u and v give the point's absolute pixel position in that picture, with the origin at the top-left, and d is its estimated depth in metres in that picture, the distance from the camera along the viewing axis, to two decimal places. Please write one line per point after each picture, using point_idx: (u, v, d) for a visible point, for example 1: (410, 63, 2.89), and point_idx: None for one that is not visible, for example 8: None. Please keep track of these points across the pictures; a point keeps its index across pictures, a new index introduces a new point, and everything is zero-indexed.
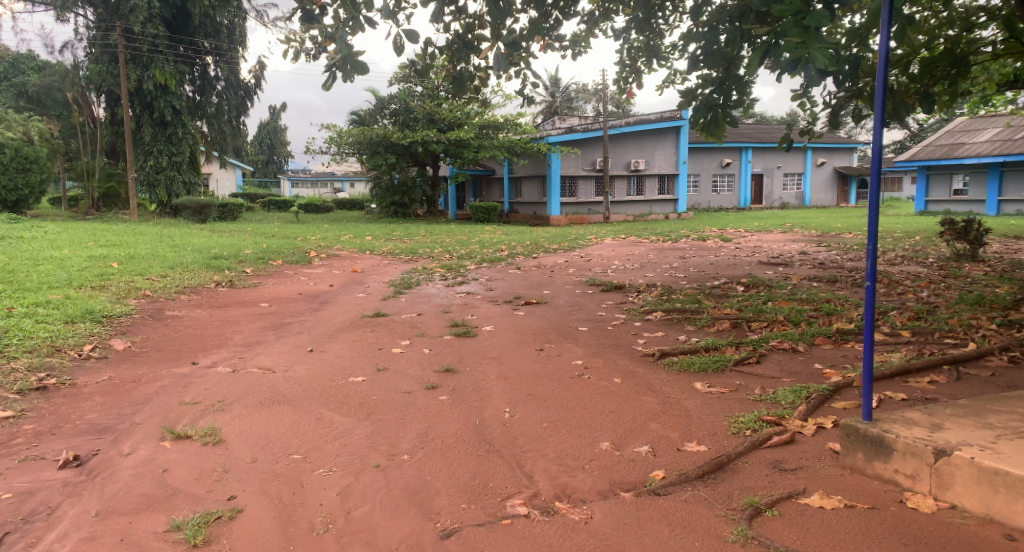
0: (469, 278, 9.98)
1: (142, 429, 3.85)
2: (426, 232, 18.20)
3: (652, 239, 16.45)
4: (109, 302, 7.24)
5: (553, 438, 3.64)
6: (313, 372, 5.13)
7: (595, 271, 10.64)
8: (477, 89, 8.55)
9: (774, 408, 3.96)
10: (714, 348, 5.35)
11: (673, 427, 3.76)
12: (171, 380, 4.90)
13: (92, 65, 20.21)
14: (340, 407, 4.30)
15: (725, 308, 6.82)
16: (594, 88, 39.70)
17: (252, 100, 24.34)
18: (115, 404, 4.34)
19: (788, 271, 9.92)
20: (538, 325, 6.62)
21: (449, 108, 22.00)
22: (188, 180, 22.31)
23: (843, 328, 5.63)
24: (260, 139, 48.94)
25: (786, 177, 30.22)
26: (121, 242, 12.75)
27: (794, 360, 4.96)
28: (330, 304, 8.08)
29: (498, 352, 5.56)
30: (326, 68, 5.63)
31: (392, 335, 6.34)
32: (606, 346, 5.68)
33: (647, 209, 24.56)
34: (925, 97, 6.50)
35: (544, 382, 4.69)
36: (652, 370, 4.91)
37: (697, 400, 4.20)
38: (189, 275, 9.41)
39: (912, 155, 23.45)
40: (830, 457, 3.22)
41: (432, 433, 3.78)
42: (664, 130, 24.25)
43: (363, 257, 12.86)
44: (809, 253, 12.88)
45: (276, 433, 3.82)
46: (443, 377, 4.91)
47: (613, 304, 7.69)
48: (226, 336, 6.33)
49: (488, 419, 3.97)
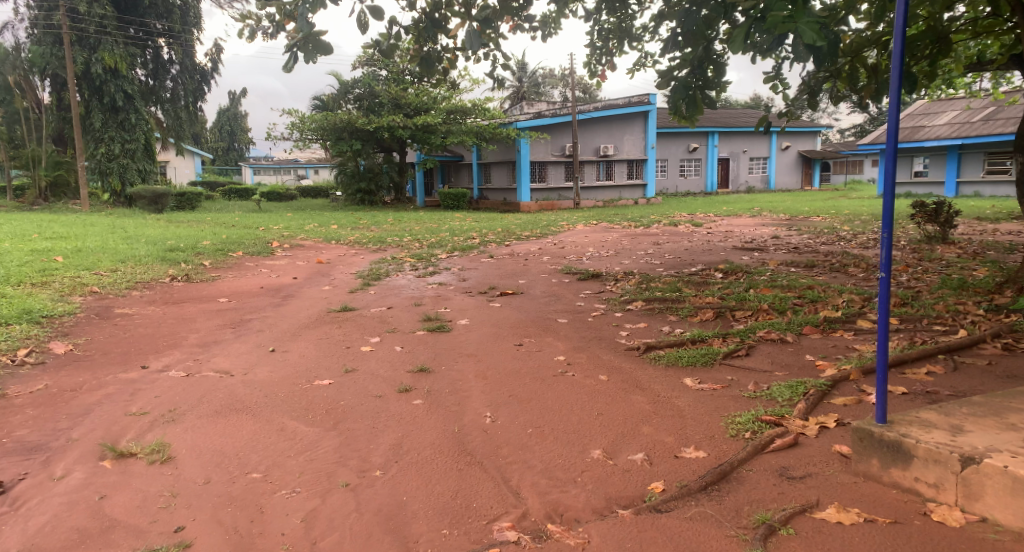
0: (439, 268, 9.63)
1: (80, 447, 3.47)
2: (393, 220, 17.77)
3: (623, 225, 16.22)
4: (51, 301, 6.76)
5: (539, 447, 3.34)
6: (275, 375, 4.77)
7: (569, 259, 10.38)
8: (445, 72, 8.19)
9: (771, 406, 3.71)
10: (700, 340, 5.10)
11: (668, 429, 3.50)
12: (117, 388, 4.50)
13: (34, 48, 19.35)
14: (304, 414, 3.95)
15: (707, 297, 6.57)
16: (562, 72, 39.39)
17: (208, 85, 23.48)
18: (50, 418, 3.94)
19: (765, 256, 9.75)
20: (515, 317, 6.31)
21: (415, 92, 21.46)
22: (142, 168, 21.51)
23: (830, 317, 5.42)
24: (219, 126, 47.63)
25: (752, 161, 30.32)
26: (70, 234, 12.11)
27: (784, 351, 4.73)
28: (294, 299, 7.66)
29: (475, 348, 5.25)
30: (287, 48, 5.22)
31: (361, 331, 5.97)
32: (587, 340, 5.41)
33: (617, 194, 24.39)
34: (908, 75, 6.29)
35: (525, 381, 4.40)
36: (638, 366, 4.65)
37: (689, 399, 3.94)
38: (141, 269, 8.90)
39: (875, 139, 23.59)
40: (839, 461, 2.97)
41: (406, 443, 3.46)
42: (633, 114, 24.14)
43: (329, 246, 12.41)
44: (782, 237, 12.80)
45: (232, 447, 3.47)
46: (416, 377, 4.59)
47: (591, 293, 7.42)
48: (180, 336, 5.90)
49: (467, 425, 3.67)
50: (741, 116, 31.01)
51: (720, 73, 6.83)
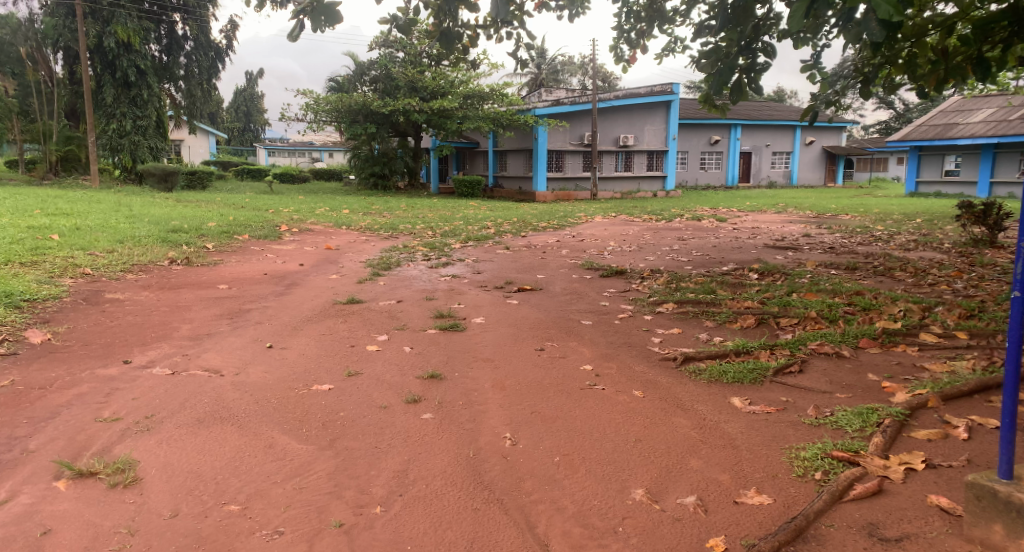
0: (453, 259, 9.11)
1: (33, 463, 3.04)
2: (406, 206, 17.28)
3: (644, 218, 15.62)
4: (36, 282, 6.30)
5: (570, 482, 2.85)
6: (269, 376, 4.27)
7: (590, 253, 9.84)
8: (465, 51, 7.62)
9: (841, 437, 3.13)
10: (744, 352, 4.53)
11: (721, 465, 2.96)
12: (91, 386, 4.03)
13: (47, 19, 19.01)
14: (296, 428, 3.45)
15: (745, 301, 5.98)
16: (582, 60, 38.66)
17: (222, 62, 22.93)
18: (7, 424, 3.49)
19: (800, 256, 9.14)
20: (535, 317, 5.79)
21: (433, 75, 20.81)
22: (154, 146, 21.10)
23: (890, 329, 4.76)
24: (236, 106, 47.35)
25: (775, 156, 29.53)
26: (72, 211, 11.66)
27: (843, 369, 4.13)
28: (298, 288, 7.16)
29: (492, 352, 4.73)
30: (294, 15, 4.66)
31: (367, 328, 5.45)
32: (616, 347, 4.87)
33: (635, 185, 23.75)
34: (980, 62, 5.68)
35: (549, 395, 3.87)
36: (675, 381, 4.10)
37: (741, 426, 3.39)
38: (139, 251, 8.43)
39: (904, 135, 22.71)
40: (942, 519, 2.40)
41: (413, 469, 2.98)
42: (654, 104, 23.39)
43: (339, 232, 11.92)
44: (813, 235, 12.14)
45: (210, 468, 3.01)
46: (426, 386, 4.07)
47: (615, 292, 6.88)
48: (171, 326, 5.41)
49: (484, 449, 3.17)
50: (765, 109, 30.19)
51: (769, 56, 6.24)
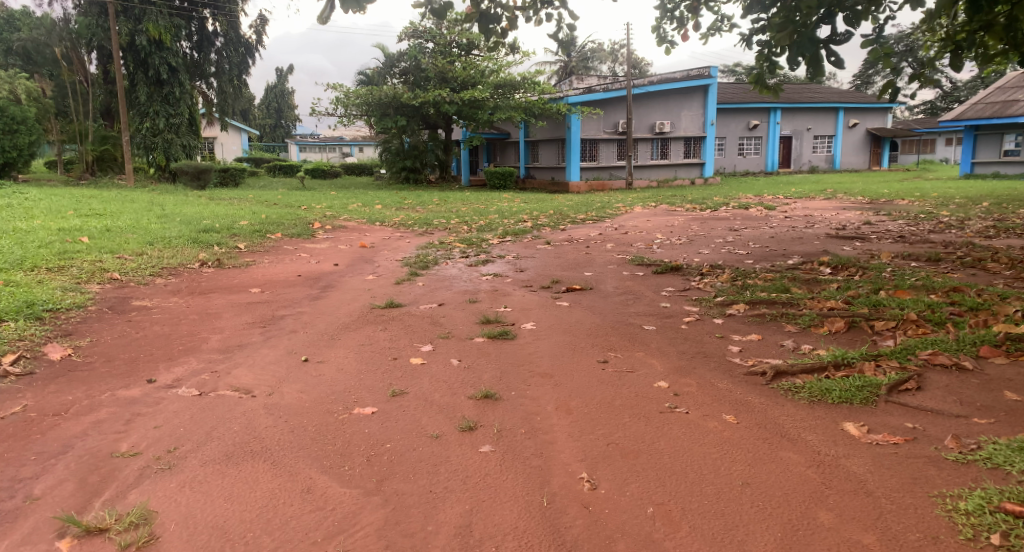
0: (493, 256, 8.58)
1: (36, 516, 2.62)
2: (439, 200, 16.80)
3: (686, 208, 14.87)
4: (60, 290, 5.93)
5: (674, 544, 2.36)
6: (304, 398, 3.78)
7: (637, 247, 9.23)
8: (503, 34, 7.03)
9: (1002, 482, 2.56)
10: (845, 363, 3.92)
11: (859, 519, 2.42)
12: (110, 412, 3.59)
13: (80, 18, 18.92)
14: (337, 464, 2.96)
15: (828, 300, 5.32)
16: (613, 46, 37.74)
17: (253, 58, 22.64)
18: (13, 461, 3.06)
19: (870, 247, 8.39)
20: (590, 322, 5.22)
21: (463, 65, 20.26)
22: (187, 143, 20.94)
23: (1015, 333, 4.08)
24: (267, 102, 47.46)
25: (817, 139, 28.42)
26: (104, 211, 11.38)
27: (969, 385, 3.51)
28: (333, 290, 6.69)
29: (552, 366, 4.20)
30: None
31: (409, 337, 4.94)
32: (690, 358, 4.29)
33: (672, 173, 22.97)
34: None
35: (625, 420, 3.32)
36: (770, 402, 3.51)
37: (867, 463, 2.80)
38: (169, 253, 8.05)
39: (957, 115, 21.52)
40: None
41: (479, 523, 2.51)
42: (692, 88, 22.57)
43: (373, 228, 11.48)
44: (875, 222, 11.34)
45: (241, 518, 2.58)
46: (482, 409, 3.54)
47: (675, 291, 6.28)
48: (199, 338, 4.97)
49: (562, 493, 2.67)
50: (806, 92, 29.09)
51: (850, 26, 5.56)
